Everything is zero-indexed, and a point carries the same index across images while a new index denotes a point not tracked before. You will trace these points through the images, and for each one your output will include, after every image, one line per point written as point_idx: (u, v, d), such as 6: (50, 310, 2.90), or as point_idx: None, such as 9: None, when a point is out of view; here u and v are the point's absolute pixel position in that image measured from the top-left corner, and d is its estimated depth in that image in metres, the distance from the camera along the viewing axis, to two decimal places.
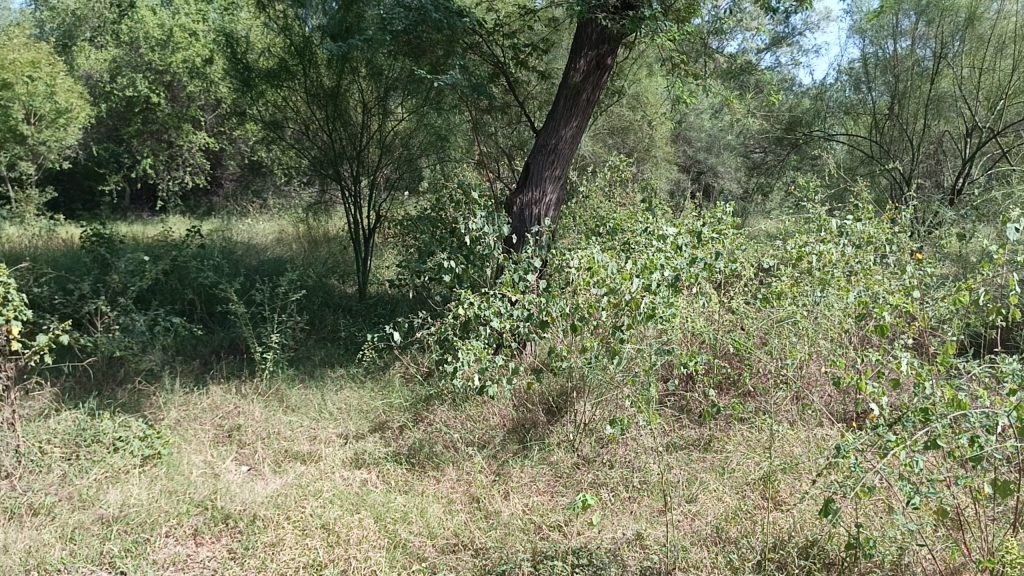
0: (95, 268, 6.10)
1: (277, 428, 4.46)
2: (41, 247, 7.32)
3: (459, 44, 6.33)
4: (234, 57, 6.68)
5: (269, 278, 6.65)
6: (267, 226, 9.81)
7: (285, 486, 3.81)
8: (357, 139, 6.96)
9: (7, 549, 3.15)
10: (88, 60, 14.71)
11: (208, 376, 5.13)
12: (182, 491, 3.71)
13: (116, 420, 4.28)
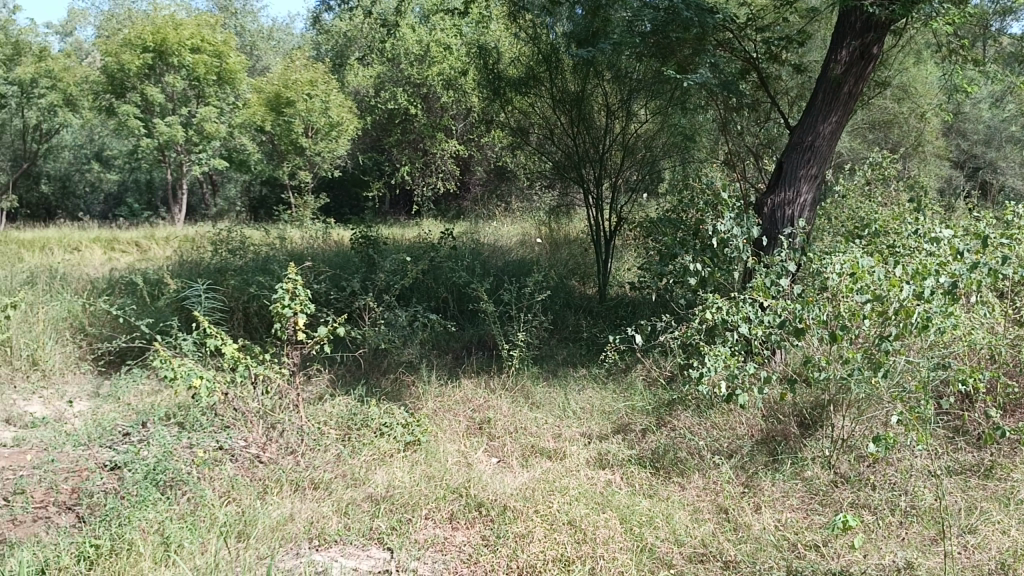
0: (363, 267, 6.70)
1: (524, 424, 4.62)
2: (317, 248, 8.16)
3: (709, 41, 6.11)
4: (486, 67, 7.06)
5: (514, 279, 6.91)
6: (512, 228, 10.22)
7: (533, 480, 3.93)
8: (600, 142, 7.05)
9: (292, 517, 3.51)
10: (357, 76, 16.62)
11: (460, 370, 5.42)
12: (440, 477, 3.95)
13: (381, 407, 4.66)
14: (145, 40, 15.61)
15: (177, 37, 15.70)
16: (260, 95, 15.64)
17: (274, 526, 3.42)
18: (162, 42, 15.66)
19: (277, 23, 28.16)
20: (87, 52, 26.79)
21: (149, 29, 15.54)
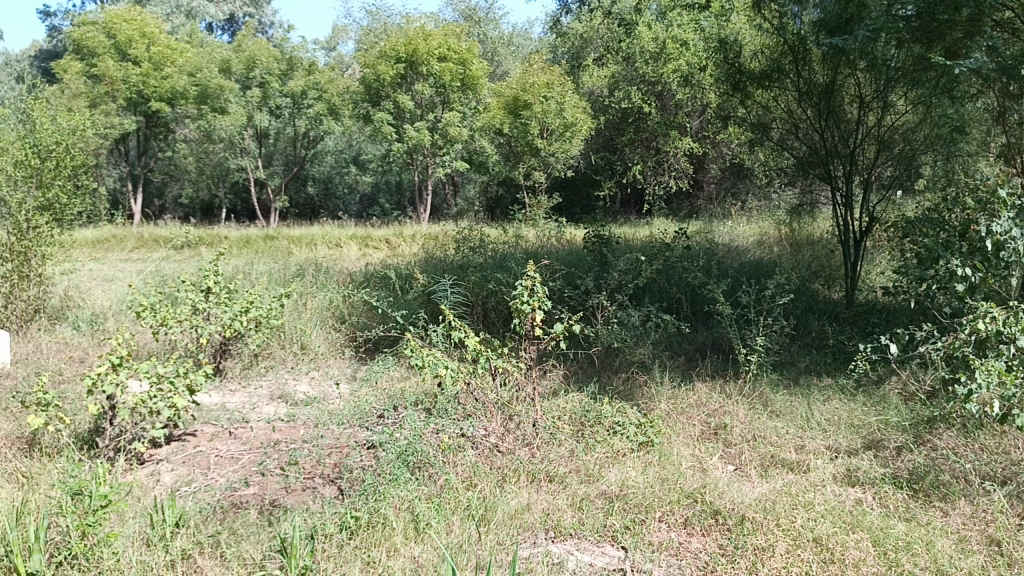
0: (596, 266, 6.78)
1: (764, 433, 4.42)
2: (551, 247, 8.36)
3: (986, 23, 5.50)
4: (726, 61, 6.93)
5: (752, 282, 6.66)
6: (749, 228, 9.85)
7: (774, 492, 3.75)
8: (850, 137, 6.63)
9: (529, 507, 3.61)
10: (591, 77, 16.84)
11: (694, 373, 5.30)
12: (673, 480, 3.88)
13: (615, 406, 4.66)
14: (399, 52, 16.94)
15: (427, 48, 16.89)
16: (501, 99, 16.49)
17: (512, 514, 3.53)
18: (413, 52, 16.91)
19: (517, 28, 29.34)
20: (351, 64, 29.29)
21: (403, 41, 16.86)
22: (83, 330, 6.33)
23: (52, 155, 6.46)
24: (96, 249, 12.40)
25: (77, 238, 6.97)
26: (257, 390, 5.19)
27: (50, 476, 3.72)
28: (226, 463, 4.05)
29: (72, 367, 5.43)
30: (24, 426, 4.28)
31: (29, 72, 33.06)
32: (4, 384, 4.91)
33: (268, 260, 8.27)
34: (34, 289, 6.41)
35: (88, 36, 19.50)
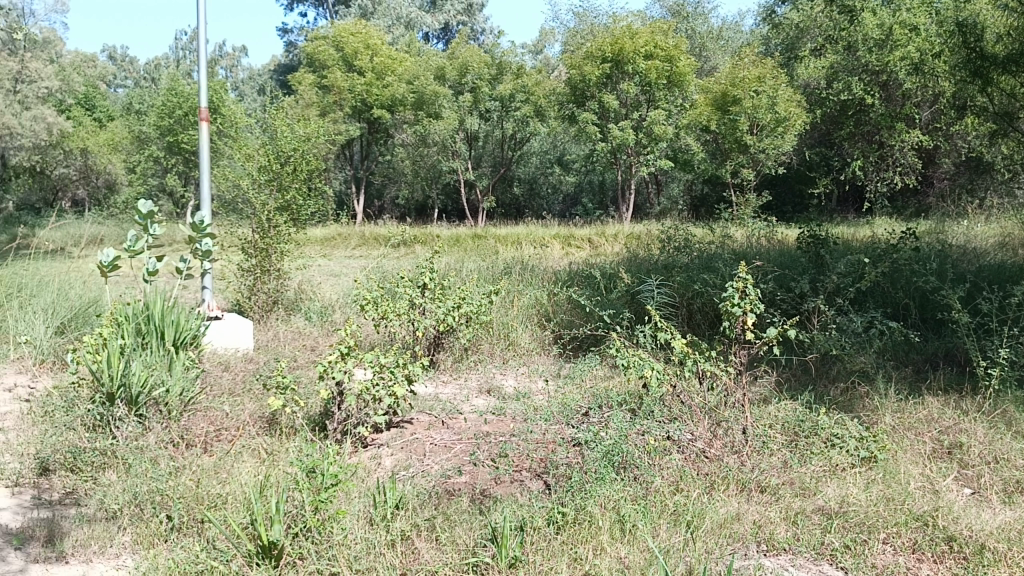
0: (811, 268, 6.45)
1: (1007, 455, 3.99)
2: (761, 247, 8.06)
3: None
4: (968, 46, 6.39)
5: (993, 288, 6.05)
6: (988, 227, 8.94)
7: (1020, 521, 3.37)
8: None
9: (739, 517, 3.47)
10: (808, 69, 16.21)
11: (924, 386, 4.89)
12: (900, 500, 3.59)
13: (832, 417, 4.41)
14: (605, 52, 17.05)
15: (633, 46, 16.83)
16: (709, 96, 16.27)
17: (721, 523, 3.42)
18: (619, 52, 16.92)
19: (728, 20, 28.52)
20: (558, 65, 29.70)
21: (609, 41, 16.93)
22: (314, 321, 6.92)
23: (289, 160, 7.11)
24: (325, 247, 13.51)
25: (310, 236, 7.63)
26: (468, 382, 5.42)
27: (286, 453, 4.08)
28: (439, 451, 4.25)
29: (306, 354, 5.93)
30: (266, 406, 4.72)
31: (270, 86, 36.55)
32: (250, 368, 5.46)
33: (478, 258, 8.61)
34: (274, 283, 7.10)
35: (321, 50, 21.28)
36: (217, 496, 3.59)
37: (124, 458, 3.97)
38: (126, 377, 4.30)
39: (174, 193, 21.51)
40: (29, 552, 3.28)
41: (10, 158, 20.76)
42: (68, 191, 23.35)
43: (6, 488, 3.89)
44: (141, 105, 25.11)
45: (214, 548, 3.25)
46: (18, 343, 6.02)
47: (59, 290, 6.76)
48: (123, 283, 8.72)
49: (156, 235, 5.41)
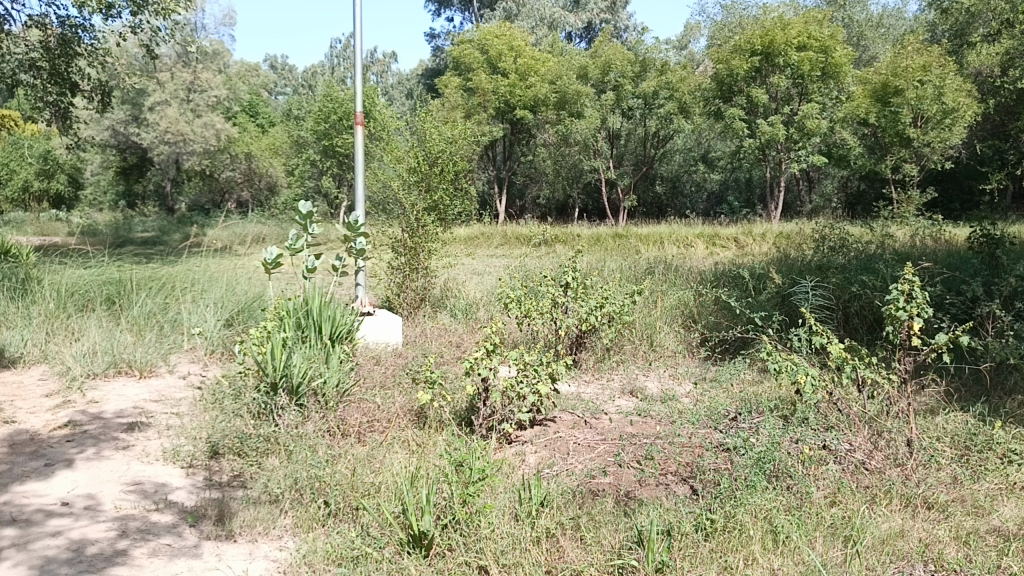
0: (984, 270, 6.01)
1: None
2: (926, 247, 7.58)
3: None
4: None
5: None
6: None
7: None
8: None
9: (903, 534, 3.27)
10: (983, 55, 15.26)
11: None
12: None
13: (1009, 432, 4.09)
14: (754, 45, 16.54)
15: (785, 37, 16.20)
16: (869, 89, 15.61)
17: (883, 539, 3.22)
18: (770, 43, 16.35)
19: (888, 7, 26.97)
20: (705, 58, 29.00)
21: (759, 33, 16.41)
22: (459, 318, 7.11)
23: (438, 161, 7.28)
24: (469, 246, 13.79)
25: (456, 236, 7.80)
26: (610, 382, 5.39)
27: (435, 446, 4.18)
28: (583, 450, 4.24)
29: (452, 351, 6.07)
30: (414, 400, 4.87)
31: (417, 90, 37.76)
32: (399, 362, 5.64)
33: (621, 257, 8.56)
34: (421, 280, 7.35)
35: (466, 53, 21.74)
36: (371, 486, 3.72)
37: (285, 445, 4.19)
38: (287, 370, 4.56)
39: (328, 194, 22.57)
40: (202, 529, 3.52)
41: (184, 162, 22.44)
42: (233, 193, 24.94)
43: (181, 468, 4.18)
44: (299, 111, 26.55)
45: (369, 535, 3.37)
46: (192, 334, 6.52)
47: (228, 286, 7.26)
48: (283, 280, 9.23)
49: (315, 233, 5.70)
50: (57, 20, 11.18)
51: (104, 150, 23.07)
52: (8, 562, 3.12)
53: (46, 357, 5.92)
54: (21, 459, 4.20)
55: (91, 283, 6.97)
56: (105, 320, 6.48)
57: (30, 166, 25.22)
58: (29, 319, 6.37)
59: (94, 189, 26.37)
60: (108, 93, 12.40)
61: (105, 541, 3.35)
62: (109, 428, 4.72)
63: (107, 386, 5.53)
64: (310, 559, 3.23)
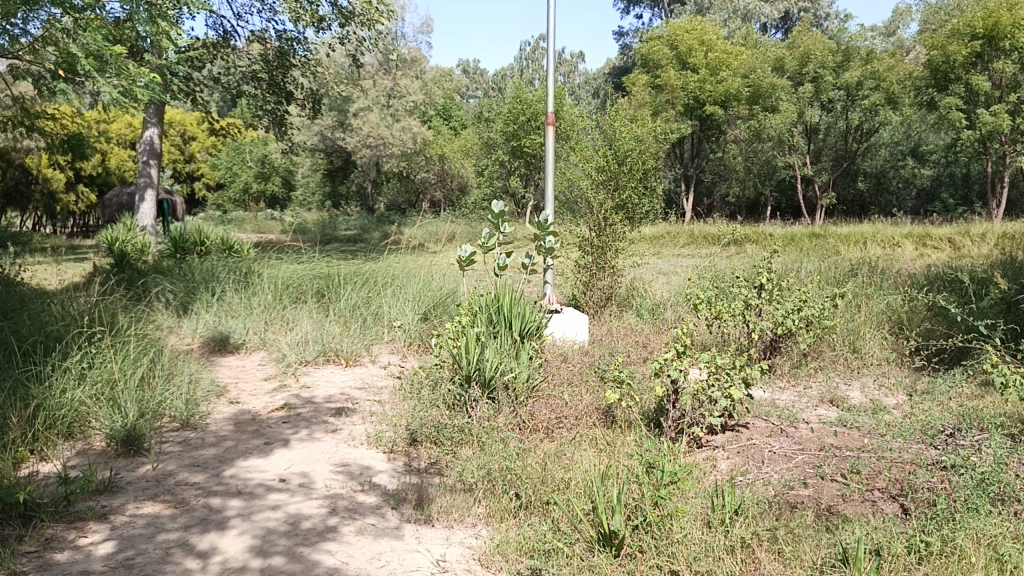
0: None
1: None
2: None
3: None
4: None
5: None
6: None
7: None
8: None
9: None
10: None
11: None
12: None
13: None
14: (975, 28, 15.08)
15: (1013, 18, 14.61)
16: None
17: None
18: (995, 25, 14.81)
19: None
20: (915, 44, 26.91)
21: (981, 14, 14.91)
22: (646, 319, 7.04)
23: (627, 159, 7.22)
24: (657, 246, 13.61)
25: (643, 235, 7.72)
26: (808, 390, 5.12)
27: (625, 446, 4.16)
28: (779, 459, 4.06)
29: (640, 351, 6.03)
30: (602, 399, 4.87)
31: (607, 89, 37.81)
32: (587, 360, 5.68)
33: (820, 258, 8.13)
34: (608, 279, 7.39)
35: (655, 50, 21.41)
36: (563, 481, 3.75)
37: (478, 437, 4.32)
38: (480, 364, 4.71)
39: (515, 193, 23.10)
40: (402, 512, 3.70)
41: (383, 164, 23.82)
42: (427, 193, 26.12)
43: (383, 453, 4.43)
44: (490, 113, 27.35)
45: (560, 530, 3.39)
46: (391, 327, 6.91)
47: (423, 282, 7.65)
48: (475, 277, 9.55)
49: (506, 232, 5.83)
50: (275, 34, 12.19)
51: (314, 154, 25.10)
52: (236, 530, 3.43)
53: (265, 344, 6.49)
54: (246, 437, 4.62)
55: (302, 277, 7.55)
56: (315, 311, 7.00)
57: (251, 170, 27.73)
58: (251, 309, 7.01)
59: (305, 190, 28.57)
60: (319, 100, 13.36)
61: (317, 516, 3.61)
62: (319, 411, 5.09)
63: (317, 373, 5.98)
64: (503, 549, 3.30)
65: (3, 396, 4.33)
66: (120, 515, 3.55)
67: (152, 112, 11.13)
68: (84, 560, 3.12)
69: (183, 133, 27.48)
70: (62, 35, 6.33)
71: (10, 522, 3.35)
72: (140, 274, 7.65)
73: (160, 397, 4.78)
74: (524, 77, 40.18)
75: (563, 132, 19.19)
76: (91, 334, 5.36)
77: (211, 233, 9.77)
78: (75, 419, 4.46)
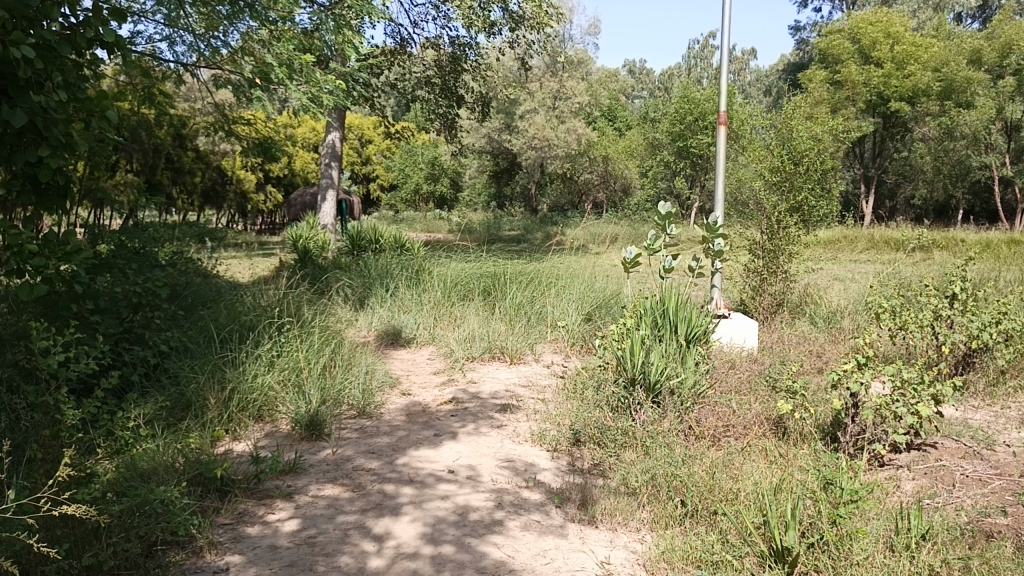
0: None
1: None
2: None
3: None
4: None
5: None
6: None
7: None
8: None
9: None
10: None
11: None
12: None
13: None
14: None
15: None
16: None
17: None
18: None
19: None
20: None
21: None
22: (821, 328, 6.80)
23: (804, 159, 6.88)
24: (833, 252, 12.94)
25: (819, 240, 7.39)
26: (1006, 411, 4.70)
27: (797, 459, 3.98)
28: (972, 484, 3.75)
29: (814, 361, 5.75)
30: (772, 409, 4.69)
31: (782, 87, 36.38)
32: (756, 368, 5.49)
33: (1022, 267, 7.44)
34: (780, 285, 7.15)
35: (835, 45, 20.42)
36: (732, 491, 3.61)
37: (641, 441, 4.26)
38: (645, 367, 4.66)
39: (680, 194, 22.67)
40: (566, 511, 3.72)
41: (548, 165, 24.12)
42: (590, 195, 26.15)
43: (546, 451, 4.48)
44: (655, 113, 26.98)
45: (730, 542, 3.26)
46: (555, 326, 6.98)
47: (586, 283, 7.70)
48: (639, 280, 9.47)
49: (673, 234, 5.71)
50: (448, 40, 12.62)
51: (482, 156, 25.86)
52: (407, 517, 3.58)
53: (434, 339, 6.74)
54: (417, 428, 4.81)
55: (469, 276, 7.77)
56: (481, 309, 7.18)
57: (422, 171, 28.86)
58: (420, 304, 7.29)
59: (472, 191, 29.38)
60: (488, 103, 13.71)
61: (484, 509, 3.70)
62: (486, 407, 5.23)
63: (483, 369, 6.14)
64: (669, 557, 3.21)
65: (204, 379, 4.75)
66: (304, 495, 3.79)
67: (334, 118, 11.83)
68: (273, 535, 3.36)
69: (360, 135, 28.18)
70: (258, 43, 6.80)
71: (210, 494, 3.65)
72: (322, 270, 8.14)
73: (339, 386, 5.07)
74: (693, 76, 39.31)
75: (733, 133, 18.68)
76: (280, 325, 5.77)
77: (385, 232, 10.27)
78: (265, 402, 4.80)
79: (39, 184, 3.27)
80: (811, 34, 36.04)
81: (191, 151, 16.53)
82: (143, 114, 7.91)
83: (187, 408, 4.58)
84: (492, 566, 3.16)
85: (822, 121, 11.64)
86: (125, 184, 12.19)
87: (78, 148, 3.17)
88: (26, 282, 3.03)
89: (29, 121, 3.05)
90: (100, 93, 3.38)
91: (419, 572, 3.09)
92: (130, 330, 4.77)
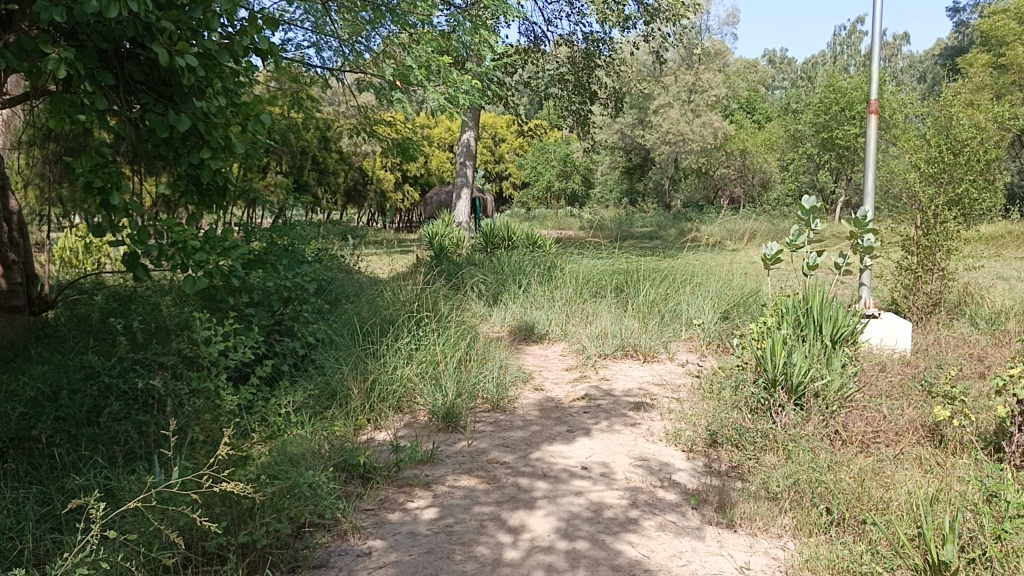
0: None
1: None
2: None
3: None
4: None
5: None
6: None
7: None
8: None
9: None
10: None
11: None
12: None
13: None
14: None
15: None
16: None
17: None
18: None
19: None
20: None
21: None
22: (981, 330, 6.35)
23: (965, 149, 6.43)
24: (997, 250, 12.04)
25: (981, 236, 6.89)
26: None
27: (955, 469, 3.73)
28: None
29: (975, 365, 5.36)
30: (929, 415, 4.40)
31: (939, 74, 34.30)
32: (909, 371, 5.18)
33: None
34: (937, 283, 6.75)
35: (999, 26, 19.06)
36: (882, 501, 3.40)
37: (783, 444, 4.08)
38: (787, 368, 4.51)
39: (825, 187, 21.73)
40: (704, 514, 3.61)
41: (683, 160, 23.80)
42: (727, 189, 25.46)
43: (682, 451, 4.38)
44: (799, 104, 25.90)
45: (880, 553, 3.01)
46: (690, 325, 6.86)
47: (723, 280, 7.54)
48: (779, 279, 9.13)
49: (818, 230, 5.37)
50: (582, 36, 12.65)
51: (614, 152, 25.68)
52: (542, 511, 3.60)
53: (566, 335, 6.76)
54: (550, 423, 4.83)
55: (602, 273, 7.74)
56: (615, 306, 7.15)
57: (554, 169, 28.78)
58: (553, 301, 7.31)
59: (604, 189, 29.11)
60: (621, 100, 13.60)
61: (618, 507, 3.67)
62: (618, 405, 5.19)
63: (615, 367, 6.10)
64: (813, 565, 3.02)
65: (348, 370, 4.99)
66: (441, 484, 3.88)
67: (470, 116, 12.06)
68: (412, 522, 3.46)
69: (493, 134, 28.66)
70: (397, 46, 6.95)
71: (354, 480, 3.81)
72: (457, 266, 8.32)
73: (475, 379, 5.17)
74: (838, 66, 37.91)
75: (885, 122, 17.92)
76: (418, 318, 5.96)
77: (518, 228, 10.39)
78: (404, 394, 4.96)
79: (202, 184, 3.48)
80: (975, 16, 33.69)
81: (334, 152, 17.60)
82: (295, 121, 8.38)
83: (332, 396, 4.79)
84: (626, 565, 3.12)
85: (984, 107, 10.85)
86: (276, 185, 13.07)
87: (235, 150, 3.35)
88: (189, 276, 3.24)
89: (193, 125, 3.26)
90: (255, 97, 3.54)
91: (553, 566, 3.09)
92: (281, 323, 5.10)
